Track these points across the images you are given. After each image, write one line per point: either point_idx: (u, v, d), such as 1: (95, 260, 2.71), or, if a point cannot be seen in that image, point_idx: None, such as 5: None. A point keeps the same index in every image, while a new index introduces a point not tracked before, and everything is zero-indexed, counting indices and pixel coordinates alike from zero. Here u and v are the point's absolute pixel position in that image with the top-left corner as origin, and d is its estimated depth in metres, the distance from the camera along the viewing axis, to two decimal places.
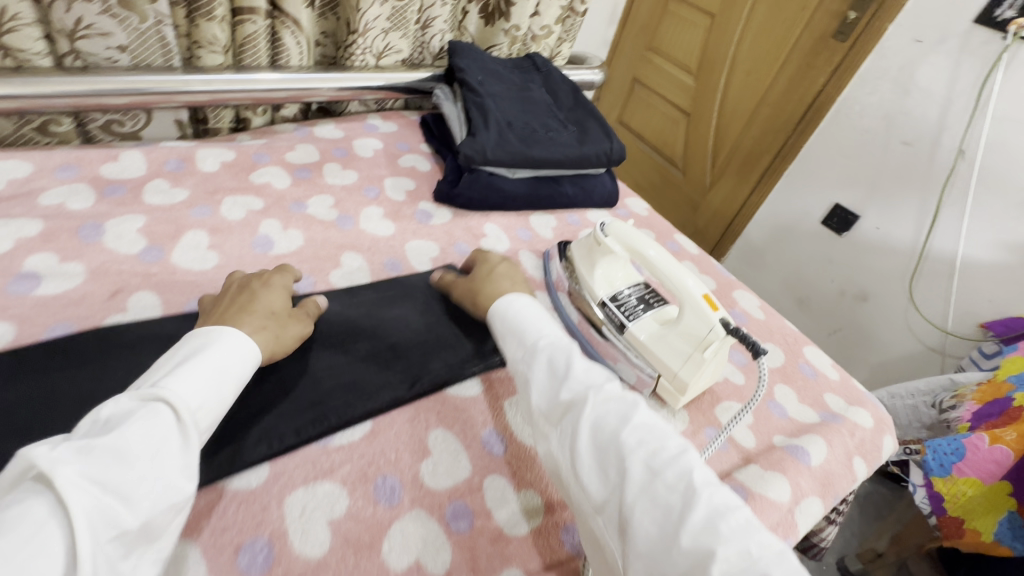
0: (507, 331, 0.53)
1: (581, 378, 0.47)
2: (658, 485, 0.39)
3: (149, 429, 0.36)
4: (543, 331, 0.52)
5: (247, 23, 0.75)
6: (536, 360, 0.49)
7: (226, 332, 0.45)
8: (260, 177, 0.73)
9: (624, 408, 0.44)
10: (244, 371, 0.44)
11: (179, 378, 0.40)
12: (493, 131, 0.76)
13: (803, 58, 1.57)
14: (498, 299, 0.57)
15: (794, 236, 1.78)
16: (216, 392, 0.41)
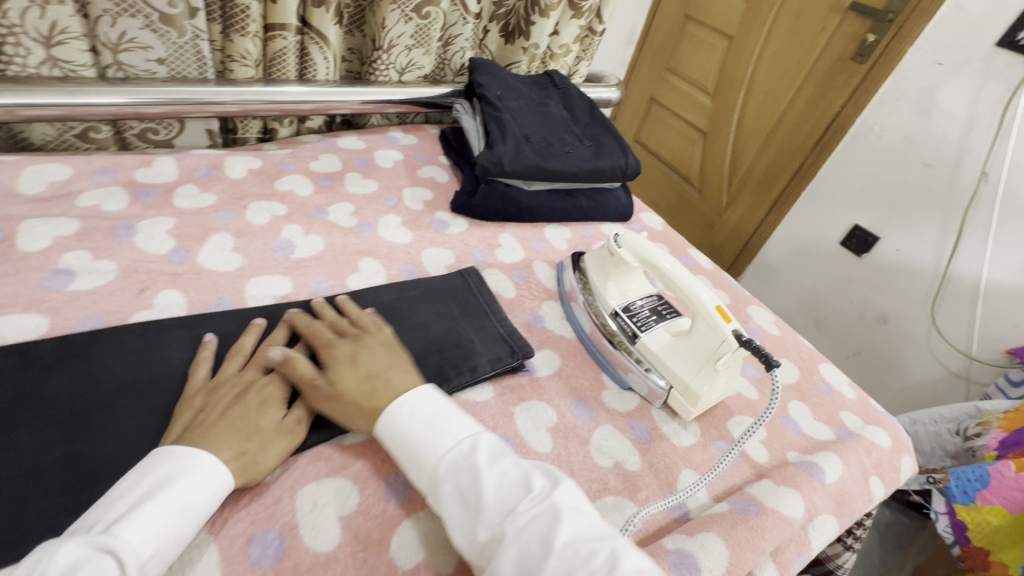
0: (401, 453, 0.45)
1: (495, 505, 0.40)
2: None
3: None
4: (440, 448, 0.44)
5: (278, 38, 0.79)
6: (443, 492, 0.42)
7: (193, 461, 0.39)
8: (284, 184, 0.76)
9: (546, 528, 0.39)
10: (214, 503, 0.39)
11: (136, 520, 0.35)
12: (511, 143, 0.77)
13: (821, 78, 1.57)
14: (377, 416, 0.46)
15: (812, 255, 1.76)
16: (176, 533, 0.36)
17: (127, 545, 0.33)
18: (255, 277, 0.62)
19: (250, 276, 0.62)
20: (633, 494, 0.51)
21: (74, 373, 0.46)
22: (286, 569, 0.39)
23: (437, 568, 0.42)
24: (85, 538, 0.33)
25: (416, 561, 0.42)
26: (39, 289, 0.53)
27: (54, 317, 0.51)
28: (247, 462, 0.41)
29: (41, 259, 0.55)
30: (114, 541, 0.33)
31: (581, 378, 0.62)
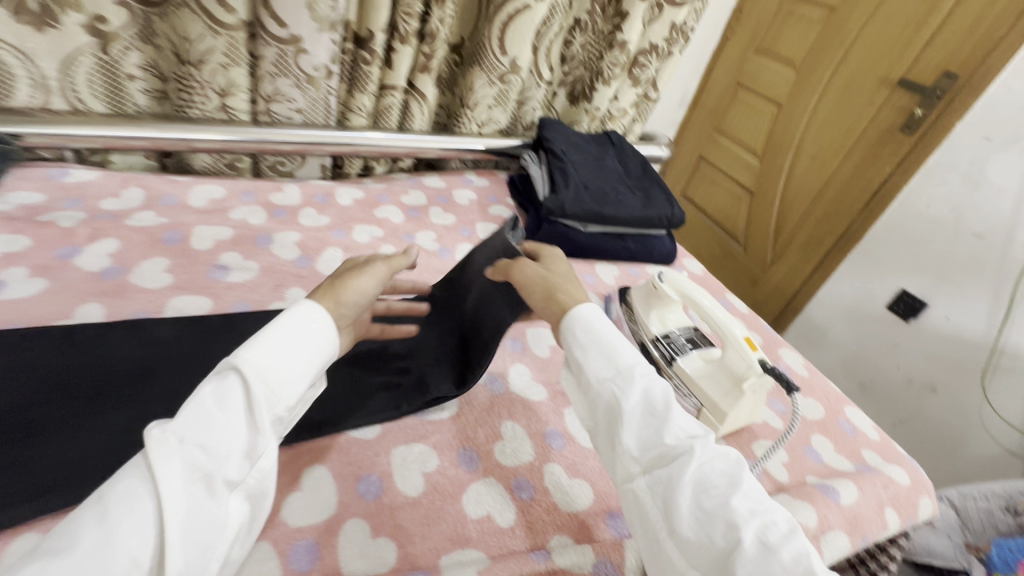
0: (594, 344, 0.50)
1: (682, 425, 0.45)
2: (773, 564, 0.37)
3: (221, 397, 0.38)
4: (635, 361, 0.49)
5: (388, 96, 0.97)
6: (631, 388, 0.47)
7: (297, 306, 0.45)
8: (381, 213, 0.91)
9: (731, 466, 0.42)
10: (316, 336, 0.44)
11: (254, 347, 0.41)
12: (572, 191, 0.90)
13: (868, 146, 1.65)
14: (573, 308, 0.54)
15: (858, 318, 1.78)
16: (287, 357, 0.42)
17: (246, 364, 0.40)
18: None
19: None
20: None
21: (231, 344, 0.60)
22: (384, 505, 0.50)
23: (499, 521, 0.52)
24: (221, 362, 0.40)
25: (482, 513, 0.52)
26: (207, 277, 0.69)
27: (216, 300, 0.66)
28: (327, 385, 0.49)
29: (207, 255, 0.71)
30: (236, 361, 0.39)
31: None
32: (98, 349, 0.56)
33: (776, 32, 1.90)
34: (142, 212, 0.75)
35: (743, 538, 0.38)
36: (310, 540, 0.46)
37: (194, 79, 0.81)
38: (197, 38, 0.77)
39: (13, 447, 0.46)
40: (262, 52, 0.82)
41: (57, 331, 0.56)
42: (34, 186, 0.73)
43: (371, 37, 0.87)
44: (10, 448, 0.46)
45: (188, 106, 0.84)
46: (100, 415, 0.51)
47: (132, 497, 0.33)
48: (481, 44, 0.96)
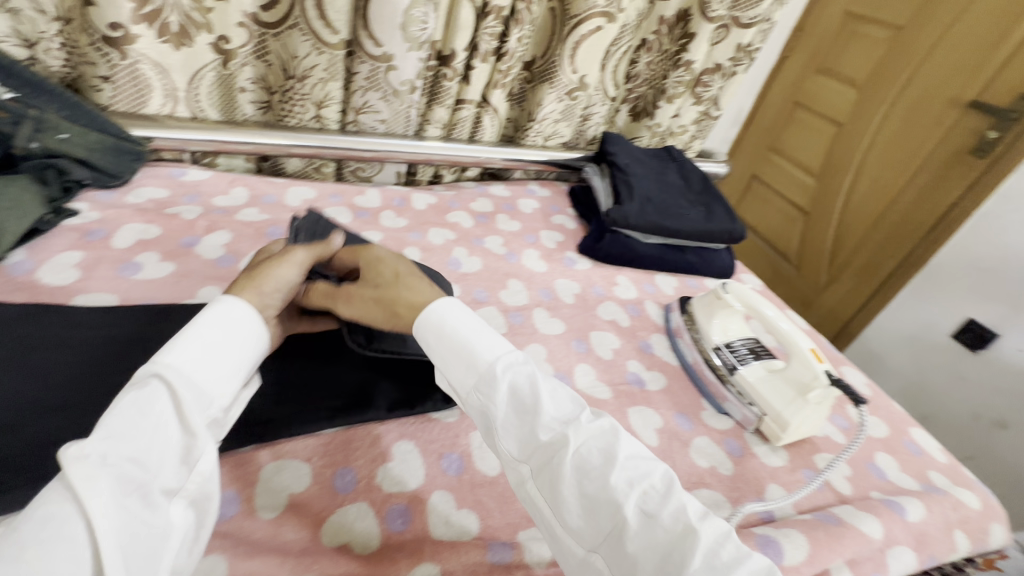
0: (455, 350, 0.50)
1: (554, 412, 0.46)
2: (654, 529, 0.41)
3: (149, 405, 0.38)
4: (496, 353, 0.49)
5: (463, 110, 1.04)
6: (497, 390, 0.47)
7: (208, 307, 0.46)
8: (453, 217, 0.98)
9: (607, 442, 0.45)
10: (233, 336, 0.46)
11: (179, 350, 0.42)
12: (637, 203, 0.94)
13: (935, 169, 1.61)
14: (425, 309, 0.53)
15: (920, 346, 1.71)
16: (207, 356, 0.43)
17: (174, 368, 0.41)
18: None
19: None
20: (726, 492, 0.61)
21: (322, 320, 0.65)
22: (466, 481, 0.54)
23: None
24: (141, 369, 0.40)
25: None
26: None
27: None
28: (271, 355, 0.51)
29: None
30: (161, 367, 0.40)
31: (684, 397, 0.73)
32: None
33: (837, 52, 1.88)
34: (248, 209, 0.84)
35: (626, 513, 0.41)
36: (403, 505, 0.51)
37: (296, 92, 0.90)
38: (304, 55, 0.86)
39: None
40: (357, 68, 0.90)
41: (185, 308, 0.63)
42: (159, 182, 0.83)
43: (453, 55, 0.94)
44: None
45: (288, 115, 0.93)
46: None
47: (60, 516, 0.32)
48: (553, 62, 1.03)
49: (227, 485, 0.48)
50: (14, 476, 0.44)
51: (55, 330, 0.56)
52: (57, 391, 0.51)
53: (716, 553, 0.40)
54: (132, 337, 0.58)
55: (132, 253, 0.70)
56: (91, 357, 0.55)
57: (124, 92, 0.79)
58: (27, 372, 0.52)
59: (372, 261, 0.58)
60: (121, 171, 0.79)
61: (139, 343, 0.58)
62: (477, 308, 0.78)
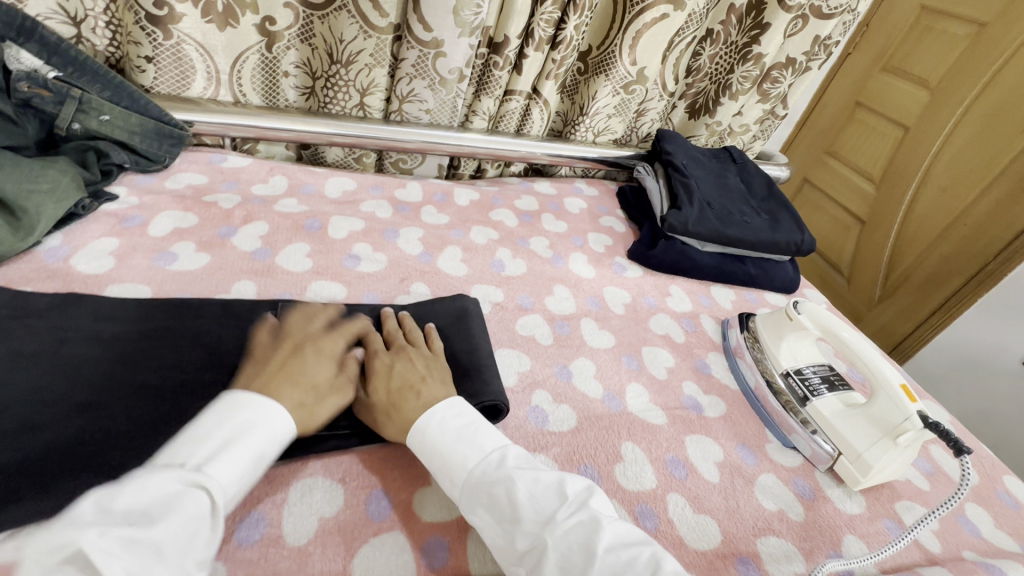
0: (434, 467, 0.48)
1: (533, 515, 0.43)
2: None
3: (183, 525, 0.36)
4: (470, 460, 0.47)
5: (511, 101, 0.98)
6: (478, 501, 0.45)
7: (268, 407, 0.45)
8: (496, 215, 0.93)
9: (585, 534, 0.42)
10: (275, 455, 0.44)
11: (223, 463, 0.40)
12: (696, 207, 0.87)
13: (1016, 180, 1.46)
14: (408, 433, 0.49)
15: (985, 373, 1.57)
16: (248, 475, 0.42)
17: (215, 482, 0.39)
18: (478, 284, 0.76)
19: (474, 282, 0.77)
20: (798, 542, 0.54)
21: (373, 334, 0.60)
22: None
23: None
24: (180, 472, 0.38)
25: None
26: (342, 265, 0.72)
27: (349, 288, 0.69)
28: (306, 412, 0.47)
29: (342, 244, 0.75)
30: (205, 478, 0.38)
31: (746, 427, 0.66)
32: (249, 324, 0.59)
33: (908, 49, 1.73)
34: (287, 199, 0.80)
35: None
36: (443, 538, 0.46)
37: (341, 79, 0.86)
38: (351, 39, 0.82)
39: (177, 404, 0.50)
40: (404, 55, 0.86)
41: (216, 304, 0.60)
42: (197, 169, 0.81)
43: (505, 42, 0.88)
44: (176, 405, 0.50)
45: (331, 103, 0.89)
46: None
47: None
48: (610, 52, 0.96)
49: (253, 505, 0.44)
50: (32, 481, 0.42)
51: (84, 322, 0.53)
52: (81, 389, 0.48)
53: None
54: (161, 333, 0.55)
55: (167, 242, 0.67)
56: (120, 353, 0.52)
57: (166, 74, 0.76)
58: (52, 368, 0.49)
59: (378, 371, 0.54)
60: (161, 155, 0.77)
61: (167, 340, 0.55)
62: (521, 316, 0.73)
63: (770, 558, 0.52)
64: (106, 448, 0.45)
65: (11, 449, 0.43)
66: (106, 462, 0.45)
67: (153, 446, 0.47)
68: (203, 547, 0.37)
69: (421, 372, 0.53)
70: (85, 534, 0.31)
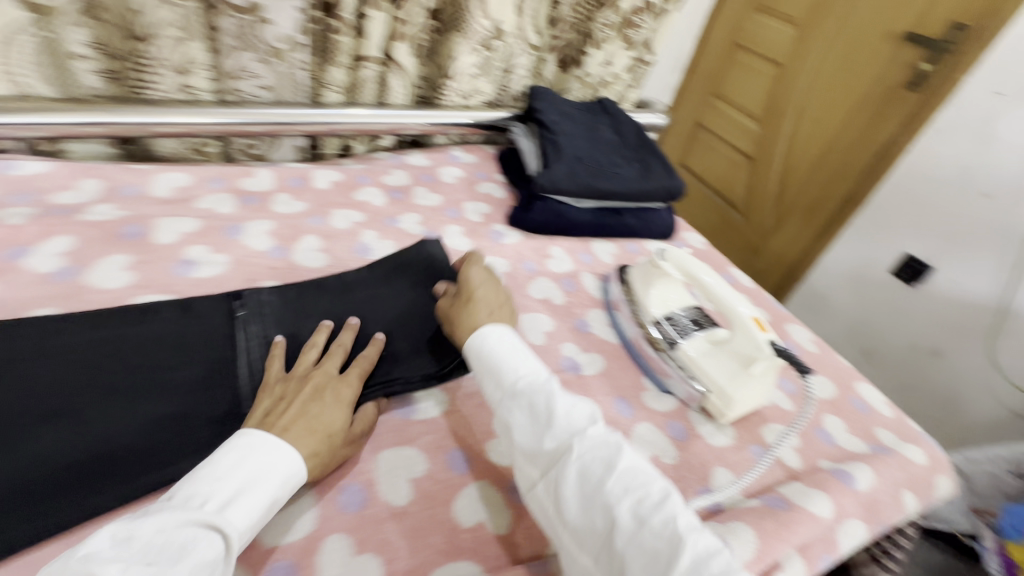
0: (486, 372, 0.54)
1: (565, 424, 0.49)
2: (644, 534, 0.42)
3: (200, 569, 0.36)
4: (521, 370, 0.53)
5: (364, 68, 0.90)
6: (517, 404, 0.51)
7: (281, 448, 0.45)
8: (361, 196, 0.86)
9: (609, 453, 0.47)
10: (286, 496, 0.44)
11: (241, 506, 0.40)
12: (565, 164, 0.85)
13: (873, 106, 1.57)
14: (476, 337, 0.57)
15: (862, 284, 1.72)
16: (260, 519, 0.42)
17: (232, 526, 0.39)
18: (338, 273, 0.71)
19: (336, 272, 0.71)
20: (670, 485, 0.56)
21: (324, 302, 0.64)
22: (367, 517, 0.49)
23: (491, 528, 0.52)
24: (198, 512, 0.38)
25: (475, 520, 0.52)
26: (171, 274, 0.63)
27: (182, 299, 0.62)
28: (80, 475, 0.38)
29: (171, 250, 0.66)
30: (221, 521, 0.38)
31: (624, 379, 0.67)
32: (212, 319, 0.58)
33: None
34: (102, 205, 0.70)
35: (618, 512, 0.44)
36: (287, 561, 0.45)
37: (145, 57, 0.74)
38: (146, 10, 0.70)
39: (152, 406, 0.50)
40: (220, 23, 0.76)
41: (172, 303, 0.57)
42: None
43: (339, 2, 0.80)
44: (151, 406, 0.50)
45: (145, 87, 0.77)
46: (232, 380, 0.54)
47: None
48: (461, 8, 0.90)
49: None
50: None
51: (22, 335, 0.50)
52: (42, 401, 0.47)
53: (709, 560, 0.41)
54: (117, 337, 0.53)
55: None
56: None
57: None
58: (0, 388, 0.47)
59: (472, 281, 0.64)
60: None
61: (127, 344, 0.53)
62: None
63: None
64: (90, 457, 0.45)
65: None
66: (92, 471, 0.45)
67: (137, 448, 0.47)
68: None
69: (497, 301, 0.63)
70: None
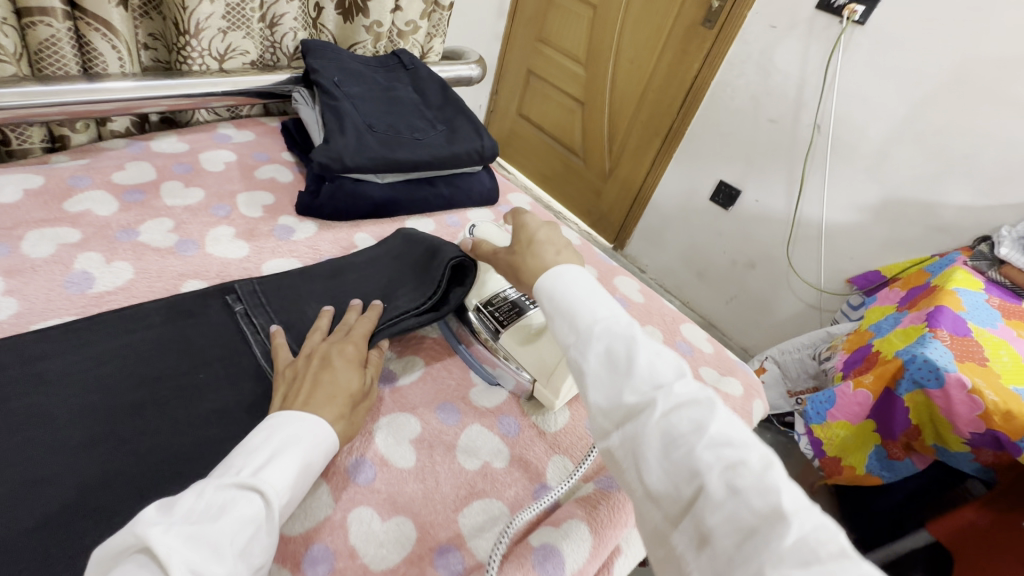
0: (553, 308, 0.44)
1: (647, 376, 0.39)
2: (738, 506, 0.33)
3: (241, 526, 0.35)
4: (598, 311, 0.42)
5: (41, 26, 0.65)
6: (591, 346, 0.41)
7: (307, 418, 0.44)
8: (76, 204, 0.63)
9: (702, 411, 0.37)
10: (321, 461, 0.43)
11: (277, 468, 0.39)
12: (351, 135, 0.72)
13: (678, 44, 1.63)
14: (541, 278, 0.47)
15: (688, 214, 1.86)
16: (298, 485, 0.41)
17: (269, 487, 0.38)
18: (35, 323, 0.51)
19: (31, 323, 0.51)
20: (503, 492, 0.51)
21: (318, 288, 0.61)
22: None
23: None
24: (234, 477, 0.37)
25: None
26: None
27: None
28: None
29: None
30: (258, 480, 0.37)
31: (447, 379, 0.60)
32: (210, 316, 0.55)
33: None
34: None
35: (710, 485, 0.34)
36: None
37: None
38: None
39: (187, 405, 0.48)
40: None
41: (31, 339, 0.48)
42: None
43: None
44: (189, 408, 0.48)
45: None
46: (258, 366, 0.53)
47: None
48: None
49: None
50: None
51: (11, 371, 0.45)
52: (34, 433, 0.43)
53: (816, 545, 0.31)
54: (106, 354, 0.49)
55: None
56: None
57: None
58: (7, 428, 0.42)
59: (527, 226, 0.54)
60: None
61: (134, 356, 0.50)
62: None
63: (472, 530, 0.47)
64: (146, 467, 0.44)
65: (32, 504, 0.39)
66: (151, 478, 0.43)
67: (184, 449, 0.45)
68: (261, 553, 0.36)
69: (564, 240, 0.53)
70: (148, 529, 0.32)
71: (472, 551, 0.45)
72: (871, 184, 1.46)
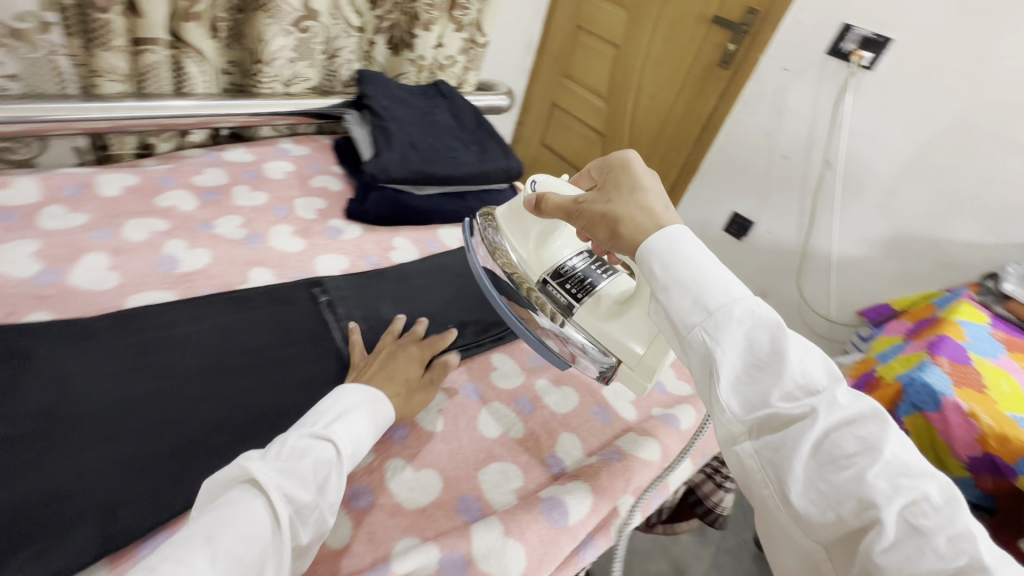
0: (677, 281, 0.41)
1: (797, 375, 0.37)
2: (921, 547, 0.31)
3: (320, 465, 0.43)
4: (734, 291, 0.39)
5: (148, 53, 0.77)
6: (726, 333, 0.38)
7: (366, 389, 0.52)
8: (165, 200, 0.75)
9: (873, 429, 0.34)
10: (381, 422, 0.51)
11: (345, 424, 0.47)
12: (397, 151, 0.83)
13: (696, 82, 1.73)
14: (654, 238, 0.44)
15: (703, 243, 1.94)
16: (361, 439, 0.48)
17: (339, 437, 0.45)
18: (134, 294, 0.61)
19: (131, 293, 0.61)
20: (517, 459, 0.58)
21: (388, 291, 0.72)
22: None
23: (330, 543, 0.46)
24: (311, 428, 0.45)
25: None
26: None
27: None
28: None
29: None
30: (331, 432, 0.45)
31: (472, 363, 0.68)
32: (300, 305, 0.65)
33: None
34: None
35: (886, 519, 0.31)
36: None
37: None
38: None
39: (283, 373, 0.58)
40: None
41: (150, 309, 0.58)
42: None
43: None
44: (283, 375, 0.58)
45: None
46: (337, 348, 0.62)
47: (255, 530, 0.37)
48: None
49: None
50: None
51: (147, 332, 0.56)
52: (165, 383, 0.53)
53: None
54: (219, 326, 0.60)
55: None
56: (42, 393, 0.48)
57: None
58: (146, 376, 0.52)
59: (626, 171, 0.52)
60: None
61: (239, 329, 0.60)
62: None
63: (490, 486, 0.54)
64: (251, 419, 0.53)
65: (166, 436, 0.49)
66: (254, 428, 0.53)
67: (280, 408, 0.55)
68: (338, 489, 0.44)
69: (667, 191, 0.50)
70: (248, 462, 0.40)
71: (489, 503, 0.53)
72: (881, 219, 1.52)
